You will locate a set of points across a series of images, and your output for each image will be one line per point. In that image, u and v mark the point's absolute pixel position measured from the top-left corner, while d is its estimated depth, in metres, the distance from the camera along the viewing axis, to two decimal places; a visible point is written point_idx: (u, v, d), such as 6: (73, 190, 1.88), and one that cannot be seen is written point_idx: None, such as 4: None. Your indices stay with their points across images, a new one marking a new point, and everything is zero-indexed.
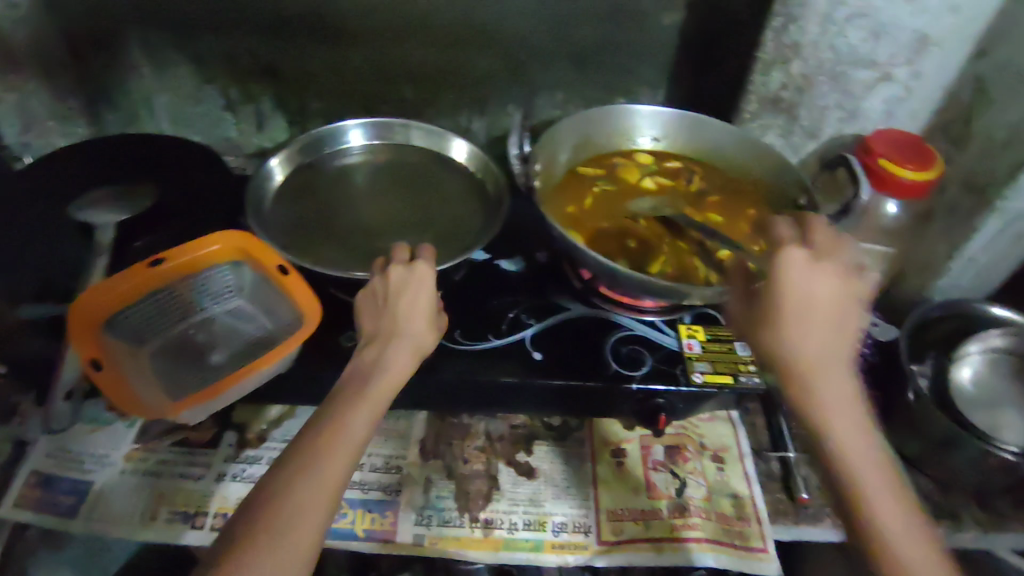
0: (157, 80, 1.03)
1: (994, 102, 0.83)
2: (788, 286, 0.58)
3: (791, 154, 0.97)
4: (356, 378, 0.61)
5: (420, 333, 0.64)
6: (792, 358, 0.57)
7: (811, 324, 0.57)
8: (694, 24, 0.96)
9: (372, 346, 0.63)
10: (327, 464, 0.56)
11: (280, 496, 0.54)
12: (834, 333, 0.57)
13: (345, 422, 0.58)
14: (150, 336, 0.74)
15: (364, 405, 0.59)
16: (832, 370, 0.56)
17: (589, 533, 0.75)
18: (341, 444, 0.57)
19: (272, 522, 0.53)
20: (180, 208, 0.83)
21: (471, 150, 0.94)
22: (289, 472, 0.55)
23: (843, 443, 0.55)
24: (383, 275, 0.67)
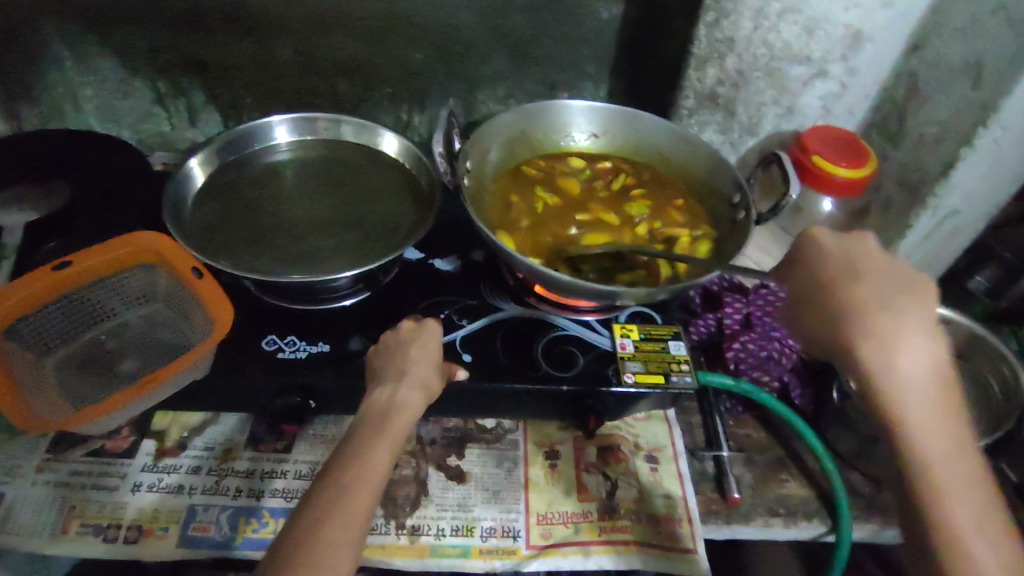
0: (81, 73, 0.99)
1: (927, 98, 0.83)
2: (835, 259, 0.57)
3: (730, 150, 0.96)
4: (373, 420, 0.64)
5: (427, 377, 0.68)
6: (854, 334, 0.52)
7: (885, 295, 0.53)
8: (632, 17, 0.95)
9: (384, 389, 0.67)
10: (362, 492, 0.58)
11: (320, 527, 0.55)
12: (916, 310, 0.52)
13: (373, 455, 0.61)
14: (57, 343, 0.72)
15: (385, 441, 0.62)
16: (912, 344, 0.51)
17: (518, 538, 0.74)
18: (369, 476, 0.59)
19: (319, 550, 0.54)
20: (95, 210, 0.80)
21: (403, 145, 0.91)
22: (323, 505, 0.57)
23: (925, 436, 0.50)
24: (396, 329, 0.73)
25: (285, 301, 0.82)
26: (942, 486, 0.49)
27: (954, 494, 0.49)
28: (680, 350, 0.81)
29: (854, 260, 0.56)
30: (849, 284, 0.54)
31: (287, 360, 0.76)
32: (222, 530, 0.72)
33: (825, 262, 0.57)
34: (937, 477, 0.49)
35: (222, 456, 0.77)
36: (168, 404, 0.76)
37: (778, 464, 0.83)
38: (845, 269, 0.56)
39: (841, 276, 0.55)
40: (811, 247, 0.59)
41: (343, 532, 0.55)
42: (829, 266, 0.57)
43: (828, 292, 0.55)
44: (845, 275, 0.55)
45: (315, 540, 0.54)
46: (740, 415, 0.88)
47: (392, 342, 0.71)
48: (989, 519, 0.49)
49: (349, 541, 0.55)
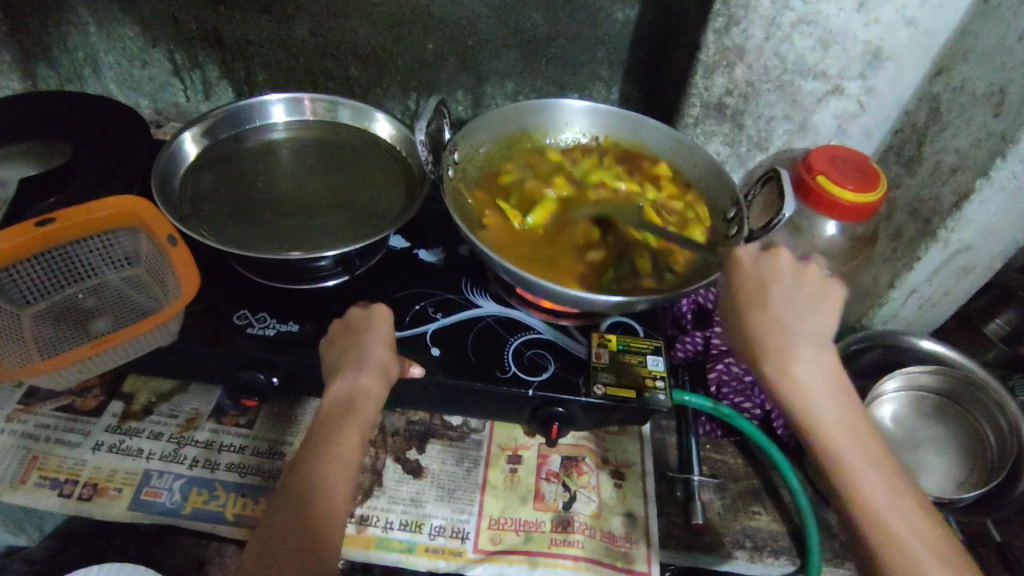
0: (103, 39, 1.01)
1: (948, 124, 0.78)
2: (749, 277, 0.60)
3: (735, 165, 0.92)
4: (338, 409, 0.66)
5: (384, 359, 0.69)
6: (759, 343, 0.57)
7: (777, 301, 0.58)
8: (647, 20, 0.92)
9: (346, 376, 0.67)
10: (341, 481, 0.62)
11: (309, 518, 0.59)
12: (786, 310, 0.57)
13: (345, 443, 0.64)
14: (36, 297, 0.73)
15: (356, 427, 0.65)
16: (802, 350, 0.56)
17: (466, 540, 0.72)
18: (343, 463, 0.63)
19: (316, 540, 0.58)
20: (90, 172, 0.81)
21: (401, 132, 0.91)
22: (308, 497, 0.60)
23: (826, 442, 0.55)
24: (346, 316, 0.74)
25: (263, 278, 0.82)
26: (853, 481, 0.54)
27: (868, 486, 0.53)
28: (657, 365, 0.77)
29: (766, 276, 0.60)
30: (756, 295, 0.59)
31: (255, 336, 0.76)
32: (173, 498, 0.72)
33: (744, 282, 0.60)
34: (845, 472, 0.54)
35: (184, 424, 0.78)
36: (138, 367, 0.77)
37: (751, 495, 0.80)
38: (749, 290, 0.59)
39: (756, 291, 0.59)
40: (733, 266, 0.61)
41: (331, 521, 0.60)
42: (744, 286, 0.60)
43: (733, 304, 0.60)
44: (746, 292, 0.59)
45: (311, 532, 0.58)
46: (719, 440, 0.84)
47: (345, 331, 0.72)
48: (909, 505, 0.53)
49: (335, 529, 0.60)
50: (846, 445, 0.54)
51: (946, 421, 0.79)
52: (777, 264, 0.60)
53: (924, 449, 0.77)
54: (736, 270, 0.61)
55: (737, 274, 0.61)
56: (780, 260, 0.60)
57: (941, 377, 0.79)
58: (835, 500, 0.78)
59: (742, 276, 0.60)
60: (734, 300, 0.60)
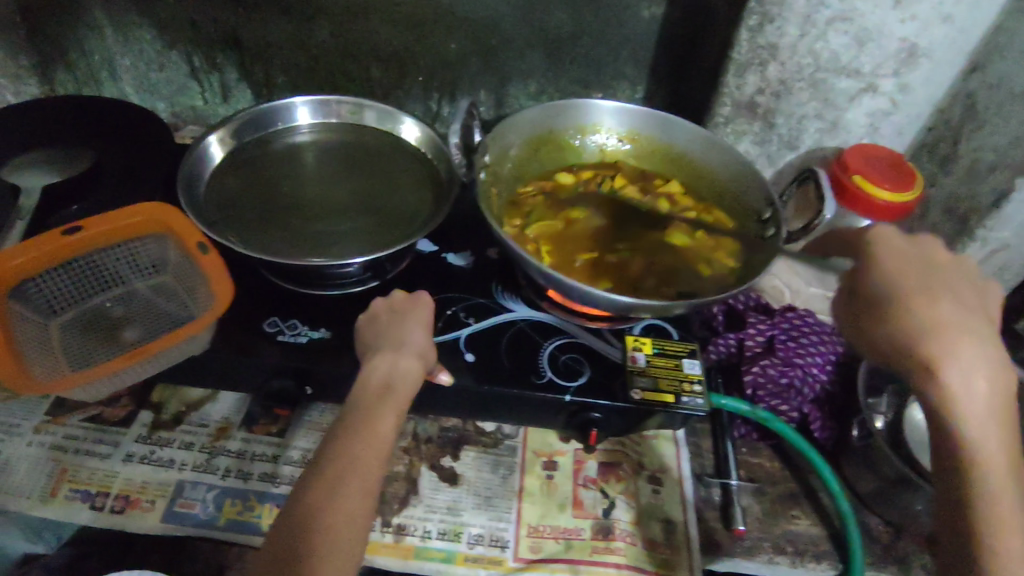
0: (120, 42, 0.99)
1: (985, 122, 0.77)
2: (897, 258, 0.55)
3: (766, 163, 0.92)
4: (372, 391, 0.64)
5: (420, 343, 0.69)
6: (896, 310, 0.52)
7: (929, 282, 0.52)
8: (674, 18, 0.91)
9: (384, 357, 0.67)
10: (367, 466, 0.59)
11: (328, 507, 0.56)
12: (944, 298, 0.51)
13: (376, 427, 0.62)
14: (64, 307, 0.72)
15: (389, 411, 0.63)
16: (959, 338, 0.49)
17: (506, 549, 0.71)
18: (375, 448, 0.61)
19: (331, 531, 0.55)
20: (115, 179, 0.80)
21: (427, 134, 0.90)
22: (332, 481, 0.58)
23: (982, 452, 0.47)
24: (387, 300, 0.75)
25: (291, 284, 0.80)
26: (995, 485, 0.47)
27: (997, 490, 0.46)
28: (694, 369, 0.77)
29: (901, 261, 0.54)
30: (905, 272, 0.53)
31: (287, 343, 0.74)
32: (207, 509, 0.71)
33: (883, 257, 0.55)
34: (988, 469, 0.47)
35: (216, 433, 0.76)
36: (168, 377, 0.76)
37: (789, 498, 0.79)
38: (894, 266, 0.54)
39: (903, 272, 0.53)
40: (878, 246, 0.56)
41: (354, 509, 0.57)
42: (891, 263, 0.54)
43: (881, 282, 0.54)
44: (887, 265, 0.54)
45: (327, 521, 0.56)
46: (755, 444, 0.84)
47: (387, 312, 0.73)
48: None
49: (358, 518, 0.57)
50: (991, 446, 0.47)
51: None
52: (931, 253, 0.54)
53: None
54: (884, 248, 0.56)
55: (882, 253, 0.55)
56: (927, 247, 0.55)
57: None
58: (874, 502, 0.78)
59: (896, 256, 0.55)
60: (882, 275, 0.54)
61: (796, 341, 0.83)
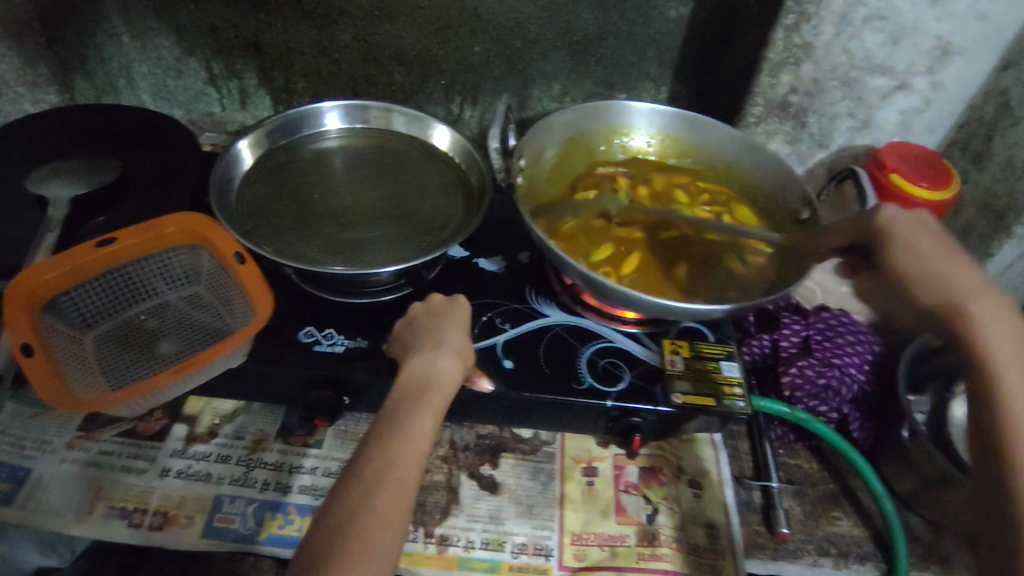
0: (138, 50, 0.98)
1: (1021, 119, 0.77)
2: (904, 229, 0.59)
3: (797, 163, 0.91)
4: (410, 393, 0.62)
5: (460, 345, 0.68)
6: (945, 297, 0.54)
7: (933, 258, 0.56)
8: (701, 19, 0.90)
9: (422, 358, 0.65)
10: (405, 468, 0.56)
11: (363, 508, 0.53)
12: (957, 275, 0.55)
13: (413, 429, 0.59)
14: (97, 321, 0.70)
15: (427, 412, 0.61)
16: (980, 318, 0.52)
17: (550, 557, 0.70)
18: (413, 451, 0.58)
19: (365, 533, 0.52)
20: (142, 189, 0.79)
21: (455, 139, 0.89)
22: (366, 483, 0.55)
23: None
24: (425, 303, 0.74)
25: (324, 291, 0.79)
26: None
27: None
28: (733, 371, 0.76)
29: (913, 239, 0.58)
30: (916, 249, 0.57)
31: (324, 353, 0.73)
32: (247, 524, 0.70)
33: (897, 234, 0.59)
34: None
35: (252, 446, 0.76)
36: (203, 390, 0.75)
37: (830, 499, 0.78)
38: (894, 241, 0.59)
39: (916, 250, 0.57)
40: (885, 221, 0.60)
41: (389, 513, 0.53)
42: (907, 239, 0.58)
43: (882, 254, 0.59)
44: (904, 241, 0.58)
45: (361, 522, 0.52)
46: (792, 445, 0.83)
47: (423, 315, 0.72)
48: None
49: (394, 522, 0.53)
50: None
51: None
52: (926, 225, 0.59)
53: None
54: (889, 222, 0.59)
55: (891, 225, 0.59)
56: (925, 219, 0.60)
57: None
58: (915, 502, 0.77)
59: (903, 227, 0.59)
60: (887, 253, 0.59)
61: (832, 341, 0.83)
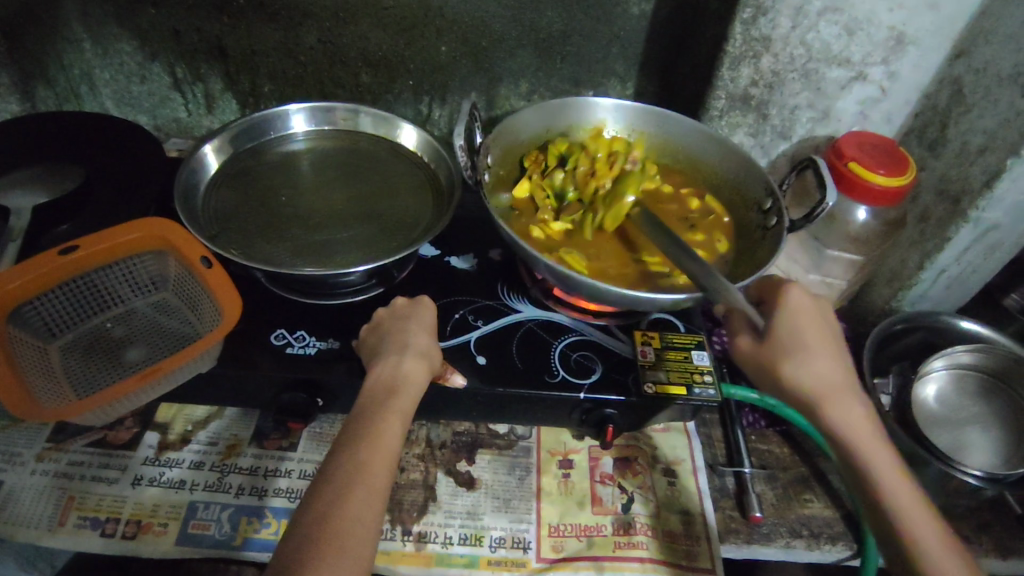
0: (100, 56, 0.97)
1: (972, 106, 0.79)
2: (804, 309, 0.64)
3: (760, 155, 0.93)
4: (378, 396, 0.63)
5: (425, 345, 0.68)
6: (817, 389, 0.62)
7: (811, 358, 0.62)
8: (663, 15, 0.92)
9: (389, 360, 0.66)
10: (375, 470, 0.57)
11: (335, 510, 0.53)
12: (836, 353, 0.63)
13: (381, 432, 0.59)
14: (62, 330, 0.69)
15: (395, 415, 0.61)
16: (850, 406, 0.62)
17: (528, 550, 0.71)
18: (382, 453, 0.58)
19: (339, 537, 0.52)
20: (106, 195, 0.78)
21: (423, 138, 0.89)
22: (336, 486, 0.55)
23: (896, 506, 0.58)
24: (389, 307, 0.74)
25: (294, 294, 0.79)
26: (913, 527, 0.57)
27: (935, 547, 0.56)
28: (703, 360, 0.77)
29: (800, 327, 0.63)
30: (815, 333, 0.63)
31: (296, 355, 0.73)
32: (222, 529, 0.70)
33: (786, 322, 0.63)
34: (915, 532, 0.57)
35: (226, 452, 0.75)
36: (175, 396, 0.74)
37: (801, 483, 0.80)
38: (797, 340, 0.63)
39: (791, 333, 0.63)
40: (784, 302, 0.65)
41: (361, 515, 0.54)
42: (800, 326, 0.63)
43: (786, 349, 0.62)
44: (801, 335, 0.63)
45: (334, 525, 0.52)
46: (763, 431, 0.85)
47: (389, 317, 0.72)
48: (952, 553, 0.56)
49: (366, 524, 0.54)
50: (909, 503, 0.58)
51: (992, 395, 0.81)
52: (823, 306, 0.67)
53: (973, 425, 0.79)
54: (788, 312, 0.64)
55: (791, 308, 0.64)
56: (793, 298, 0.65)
57: (978, 354, 0.82)
58: None
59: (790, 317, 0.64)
60: (798, 351, 0.62)
61: None
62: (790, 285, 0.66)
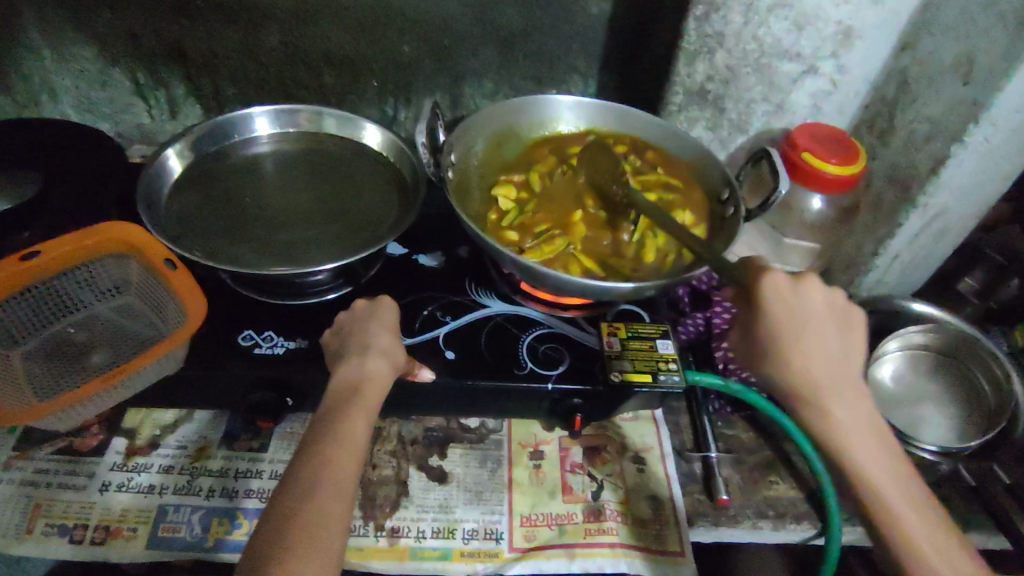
0: (59, 62, 0.97)
1: (917, 95, 0.82)
2: (780, 300, 0.61)
3: (718, 148, 0.96)
4: (342, 396, 0.63)
5: (387, 344, 0.69)
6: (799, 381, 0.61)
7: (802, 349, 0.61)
8: (621, 13, 0.94)
9: (352, 361, 0.66)
10: (342, 469, 0.57)
11: (303, 508, 0.54)
12: (821, 338, 0.61)
13: (347, 431, 0.60)
14: (24, 336, 0.68)
15: (359, 415, 0.61)
16: (842, 400, 0.60)
17: (501, 540, 0.72)
18: (347, 452, 0.58)
19: (307, 533, 0.52)
20: (67, 200, 0.77)
21: (387, 138, 0.90)
22: (302, 486, 0.55)
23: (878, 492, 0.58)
24: (349, 309, 0.74)
25: (261, 295, 0.79)
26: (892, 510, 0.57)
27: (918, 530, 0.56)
28: (668, 349, 0.78)
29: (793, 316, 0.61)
30: (786, 319, 0.61)
31: (264, 355, 0.73)
32: (193, 532, 0.69)
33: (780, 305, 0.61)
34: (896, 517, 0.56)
35: (195, 454, 0.75)
36: (143, 400, 0.74)
37: (767, 465, 0.82)
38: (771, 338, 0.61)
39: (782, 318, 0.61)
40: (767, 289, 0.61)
41: (329, 512, 0.54)
42: (789, 316, 0.61)
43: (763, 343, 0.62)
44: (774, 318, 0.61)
45: (300, 522, 0.53)
46: (729, 416, 0.86)
47: (350, 320, 0.72)
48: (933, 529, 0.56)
49: (335, 521, 0.54)
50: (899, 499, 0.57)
51: (946, 375, 0.84)
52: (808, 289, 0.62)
53: (928, 403, 0.82)
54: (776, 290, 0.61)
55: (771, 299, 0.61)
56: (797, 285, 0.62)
57: (932, 334, 0.85)
58: None
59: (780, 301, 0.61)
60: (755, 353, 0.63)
61: None
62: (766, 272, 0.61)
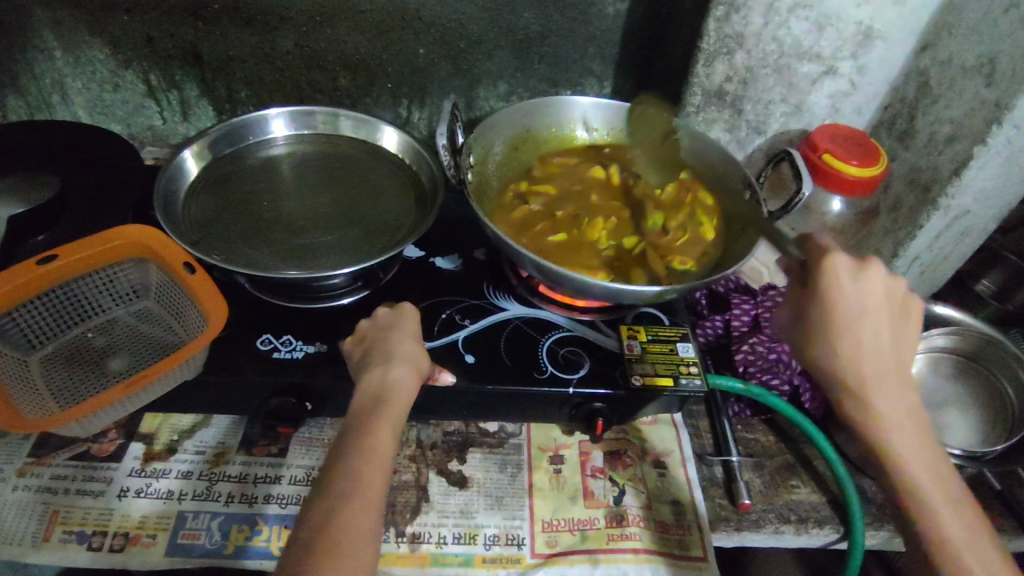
0: (71, 64, 0.96)
1: (939, 97, 0.81)
2: (839, 290, 0.57)
3: (737, 149, 0.95)
4: (367, 406, 0.62)
5: (411, 351, 0.68)
6: (849, 374, 0.57)
7: (850, 344, 0.57)
8: (638, 14, 0.93)
9: (376, 369, 0.65)
10: (370, 477, 0.56)
11: (332, 518, 0.53)
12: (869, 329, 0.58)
13: (375, 441, 0.59)
14: (41, 341, 0.68)
15: (387, 422, 0.61)
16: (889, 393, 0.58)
17: (522, 546, 0.71)
18: (375, 463, 0.58)
19: (338, 545, 0.52)
20: (82, 203, 0.76)
21: (403, 140, 0.89)
22: (333, 497, 0.55)
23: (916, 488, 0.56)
24: (368, 318, 0.73)
25: (279, 299, 0.79)
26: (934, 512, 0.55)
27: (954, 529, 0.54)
28: (689, 352, 0.78)
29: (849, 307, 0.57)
30: (841, 312, 0.57)
31: (283, 359, 0.73)
32: (213, 538, 0.69)
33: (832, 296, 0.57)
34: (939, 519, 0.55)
35: (213, 460, 0.74)
36: (160, 405, 0.73)
37: (788, 469, 0.81)
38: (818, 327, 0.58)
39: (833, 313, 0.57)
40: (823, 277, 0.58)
41: (359, 523, 0.54)
42: (839, 308, 0.57)
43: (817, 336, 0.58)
44: (835, 312, 0.57)
45: (329, 533, 0.52)
46: (749, 420, 0.86)
47: (372, 327, 0.72)
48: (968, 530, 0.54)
49: (365, 531, 0.54)
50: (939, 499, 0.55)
51: (965, 380, 0.83)
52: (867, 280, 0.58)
53: (951, 407, 0.82)
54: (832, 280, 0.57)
55: (828, 288, 0.57)
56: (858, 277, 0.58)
57: (954, 338, 0.84)
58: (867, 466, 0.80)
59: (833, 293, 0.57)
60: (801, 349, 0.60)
61: None
62: (824, 259, 0.58)
